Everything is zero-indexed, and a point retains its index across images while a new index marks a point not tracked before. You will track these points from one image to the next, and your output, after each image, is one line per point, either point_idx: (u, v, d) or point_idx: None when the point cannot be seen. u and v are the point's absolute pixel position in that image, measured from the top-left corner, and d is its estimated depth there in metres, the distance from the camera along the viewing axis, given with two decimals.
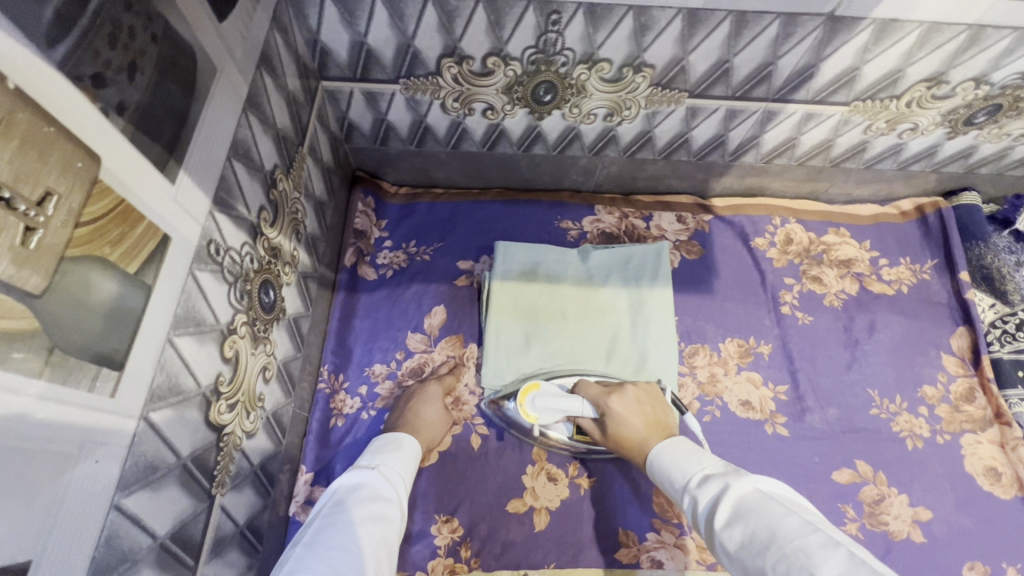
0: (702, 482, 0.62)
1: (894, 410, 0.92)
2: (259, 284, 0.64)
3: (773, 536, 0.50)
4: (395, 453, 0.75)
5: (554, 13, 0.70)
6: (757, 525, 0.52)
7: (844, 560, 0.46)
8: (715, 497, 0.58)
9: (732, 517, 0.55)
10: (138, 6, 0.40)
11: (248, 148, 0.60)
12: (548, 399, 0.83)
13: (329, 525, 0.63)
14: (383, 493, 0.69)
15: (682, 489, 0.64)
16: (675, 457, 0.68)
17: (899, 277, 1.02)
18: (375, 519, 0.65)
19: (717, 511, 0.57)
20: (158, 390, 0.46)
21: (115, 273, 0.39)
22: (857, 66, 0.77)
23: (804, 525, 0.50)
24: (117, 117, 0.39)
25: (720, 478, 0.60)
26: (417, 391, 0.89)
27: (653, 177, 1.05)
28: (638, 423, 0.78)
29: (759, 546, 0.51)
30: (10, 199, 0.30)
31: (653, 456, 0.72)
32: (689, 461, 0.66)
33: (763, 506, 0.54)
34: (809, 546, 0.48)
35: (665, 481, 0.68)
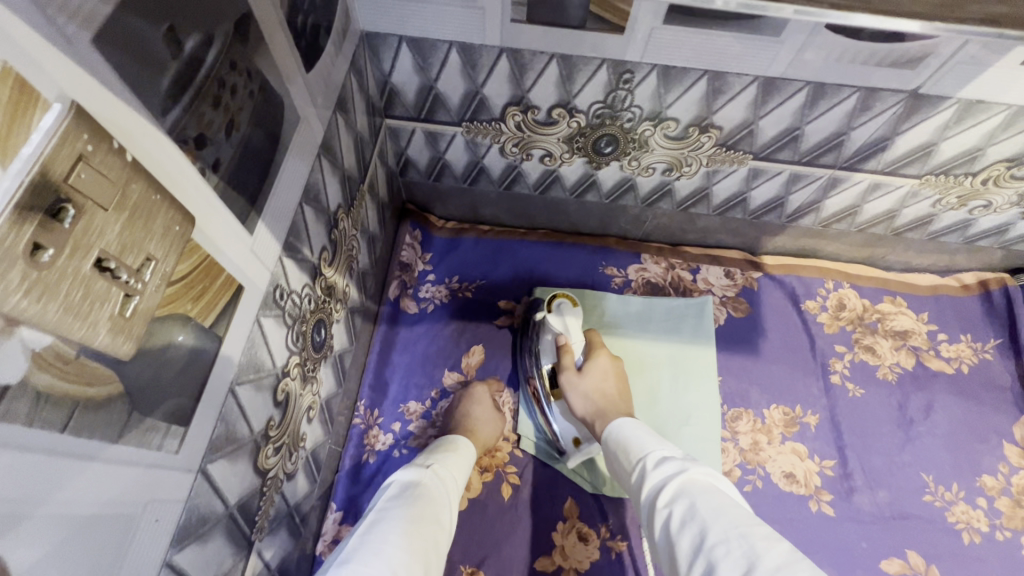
0: (656, 462, 0.61)
1: (949, 499, 0.88)
2: (314, 323, 0.64)
3: (716, 516, 0.51)
4: (449, 454, 0.74)
5: (627, 72, 0.69)
6: (702, 505, 0.53)
7: (786, 551, 0.47)
8: (668, 478, 0.58)
9: (680, 497, 0.55)
10: (240, 66, 0.41)
11: (317, 191, 0.60)
12: (573, 321, 0.87)
13: (376, 527, 0.60)
14: (437, 494, 0.67)
15: (636, 464, 0.64)
16: (636, 432, 0.68)
17: (958, 354, 0.98)
18: (427, 518, 0.62)
19: (667, 490, 0.57)
20: (217, 440, 0.45)
21: (194, 328, 0.39)
22: (934, 141, 0.75)
23: (748, 516, 0.52)
24: (212, 175, 0.39)
25: (678, 461, 0.60)
26: (464, 391, 0.91)
27: (704, 232, 1.03)
28: (606, 386, 0.81)
29: (698, 526, 0.52)
30: (115, 269, 0.30)
31: (614, 424, 0.72)
32: (650, 439, 0.65)
33: (711, 493, 0.54)
34: (752, 535, 0.49)
35: (620, 455, 0.68)
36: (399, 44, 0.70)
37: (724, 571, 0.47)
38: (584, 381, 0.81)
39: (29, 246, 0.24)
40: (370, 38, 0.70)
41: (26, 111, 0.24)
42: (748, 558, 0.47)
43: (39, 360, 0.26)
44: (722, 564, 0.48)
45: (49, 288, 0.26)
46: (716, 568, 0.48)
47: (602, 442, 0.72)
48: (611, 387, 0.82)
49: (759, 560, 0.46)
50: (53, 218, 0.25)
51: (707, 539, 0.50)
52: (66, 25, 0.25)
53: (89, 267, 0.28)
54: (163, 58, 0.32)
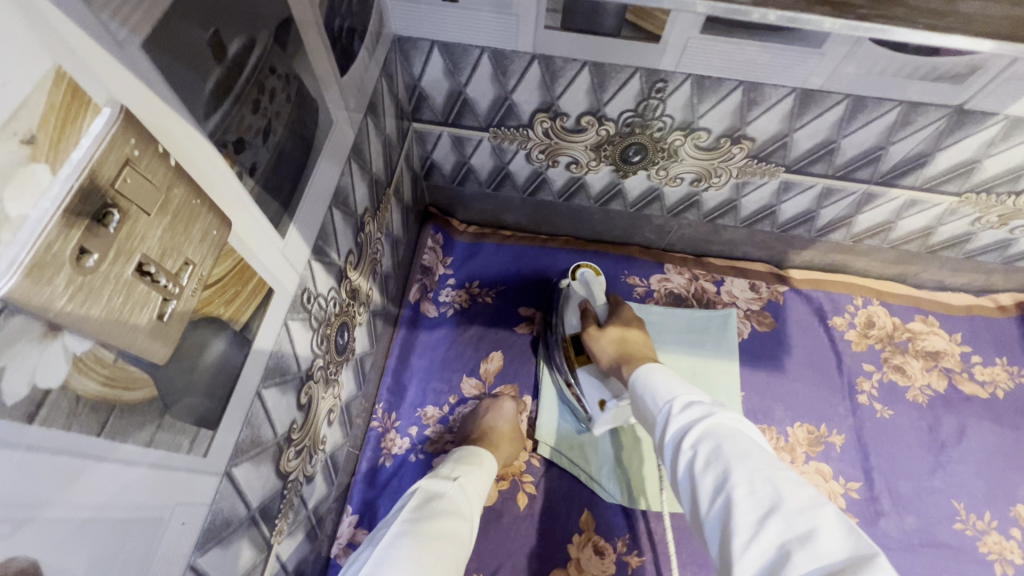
0: (684, 406, 0.59)
1: (981, 528, 0.84)
2: (338, 327, 0.64)
3: (741, 458, 0.48)
4: (476, 467, 0.75)
5: (661, 81, 0.68)
6: (727, 445, 0.50)
7: (812, 494, 0.44)
8: (694, 421, 0.56)
9: (704, 438, 0.53)
10: (278, 70, 0.41)
11: (346, 195, 0.60)
12: (596, 287, 0.88)
13: (398, 542, 0.59)
14: (460, 508, 0.67)
15: (663, 408, 0.61)
16: (664, 380, 0.65)
17: (993, 378, 0.95)
18: (450, 534, 0.63)
19: (692, 433, 0.54)
20: (242, 444, 0.45)
21: (226, 331, 0.39)
22: (977, 158, 0.72)
23: (774, 460, 0.48)
24: (249, 179, 0.39)
25: (706, 406, 0.57)
26: (496, 398, 0.90)
27: (730, 244, 1.01)
28: (628, 334, 0.80)
29: (720, 466, 0.49)
30: (155, 274, 0.29)
31: (640, 371, 0.70)
32: (679, 387, 0.63)
33: (738, 436, 0.51)
34: (777, 478, 0.46)
35: (647, 400, 0.65)
36: (430, 48, 0.70)
37: (742, 510, 0.45)
38: (604, 332, 0.81)
39: (74, 251, 0.24)
40: (402, 42, 0.70)
41: (76, 115, 0.24)
42: (770, 498, 0.44)
43: (79, 364, 0.26)
44: (741, 503, 0.46)
45: (92, 293, 0.26)
46: (733, 507, 0.46)
47: (632, 390, 0.70)
48: (633, 337, 0.81)
49: (781, 501, 0.44)
50: (98, 223, 0.25)
51: (727, 479, 0.48)
52: (117, 30, 0.25)
53: (131, 272, 0.28)
54: (208, 63, 0.32)
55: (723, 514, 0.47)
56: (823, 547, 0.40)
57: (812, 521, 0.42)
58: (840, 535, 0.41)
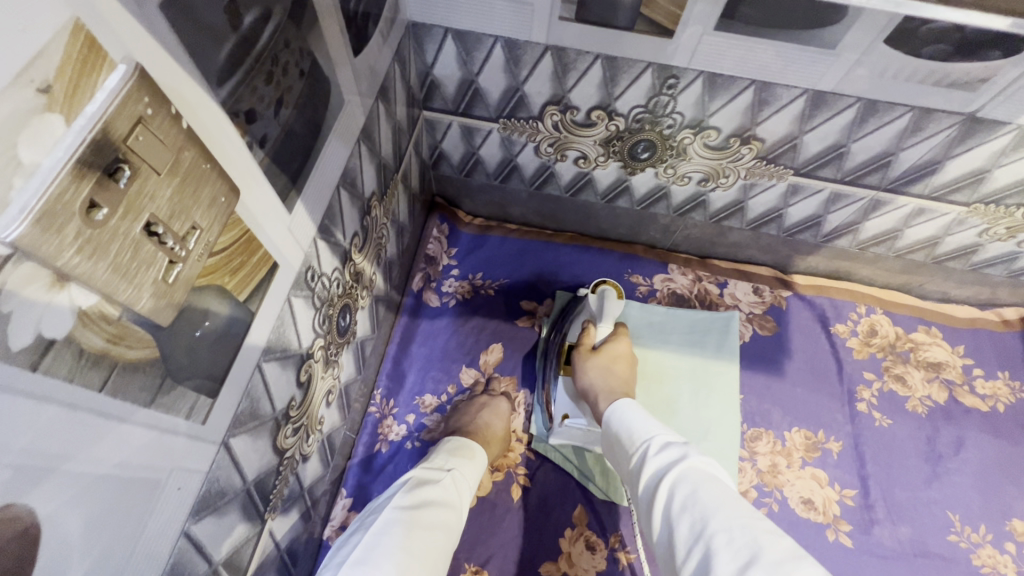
0: (659, 448, 0.59)
1: (976, 540, 0.84)
2: (340, 308, 0.64)
3: (719, 506, 0.49)
4: (469, 459, 0.75)
5: (673, 78, 0.68)
6: (704, 493, 0.51)
7: (788, 546, 0.45)
8: (671, 464, 0.56)
9: (682, 483, 0.53)
10: (293, 44, 0.41)
11: (354, 177, 0.61)
12: (607, 308, 0.88)
13: (391, 531, 0.60)
14: (450, 501, 0.68)
15: (639, 448, 0.61)
16: (639, 418, 0.66)
17: (995, 392, 0.95)
18: (438, 524, 0.64)
19: (668, 478, 0.55)
20: (241, 415, 0.45)
21: (229, 300, 0.39)
22: (987, 168, 0.72)
23: (748, 509, 0.50)
24: (259, 150, 0.39)
25: (682, 448, 0.58)
26: (486, 398, 0.90)
27: (735, 246, 1.01)
28: (615, 362, 0.80)
29: (699, 513, 0.49)
30: (162, 235, 0.30)
31: (615, 406, 0.70)
32: (654, 426, 0.63)
33: (715, 483, 0.52)
34: (755, 528, 0.47)
35: (622, 439, 0.65)
36: (444, 36, 0.70)
37: (721, 560, 0.45)
38: (595, 354, 0.81)
39: (84, 204, 0.24)
40: (416, 29, 0.70)
41: (93, 69, 0.24)
42: (750, 547, 0.45)
43: (85, 318, 0.26)
44: (721, 554, 0.46)
45: (101, 247, 0.26)
46: (712, 556, 0.46)
47: (606, 427, 0.70)
48: (620, 363, 0.81)
49: (762, 551, 0.44)
50: (108, 178, 0.25)
51: (708, 527, 0.48)
52: None
53: (139, 230, 0.28)
54: (223, 29, 0.32)
55: (702, 562, 0.47)
56: None
57: (794, 570, 0.42)
58: None
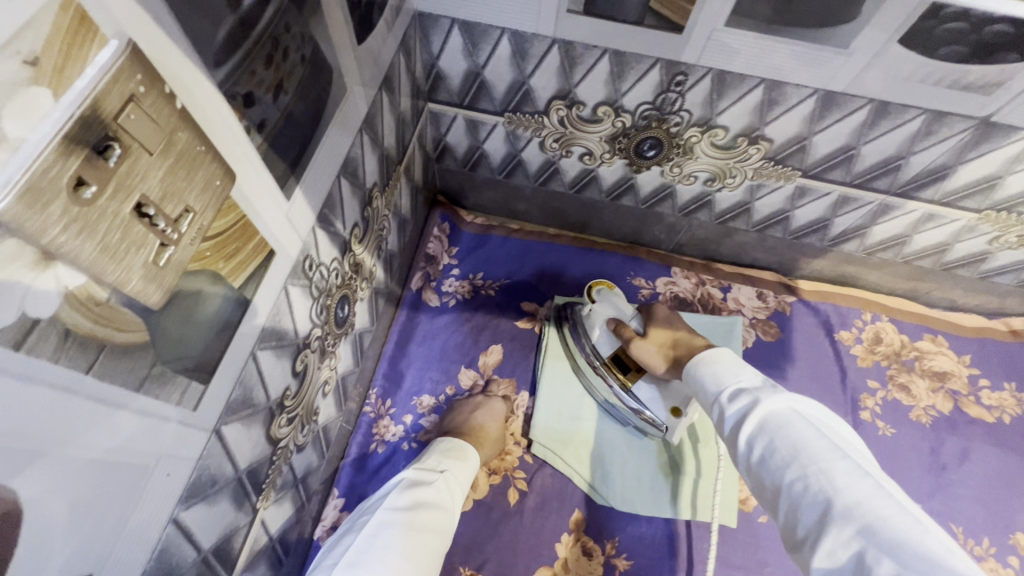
0: (732, 397, 0.57)
1: (978, 553, 0.83)
2: (338, 299, 0.64)
3: (796, 452, 0.47)
4: (462, 461, 0.75)
5: (681, 74, 0.67)
6: (782, 439, 0.49)
7: (869, 485, 0.42)
8: (745, 412, 0.54)
9: (760, 433, 0.51)
10: (294, 28, 0.40)
11: (355, 166, 0.60)
12: (618, 297, 0.87)
13: (384, 533, 0.60)
14: (441, 502, 0.68)
15: (712, 399, 0.60)
16: (714, 362, 0.63)
17: (1000, 403, 0.93)
18: (430, 525, 0.64)
19: (746, 425, 0.53)
20: (233, 403, 0.45)
21: (223, 287, 0.39)
22: (1000, 174, 0.71)
23: (829, 445, 0.46)
24: (257, 135, 0.39)
25: (753, 393, 0.55)
26: (483, 399, 0.89)
27: (739, 248, 1.00)
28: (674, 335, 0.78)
29: (778, 462, 0.48)
30: (154, 216, 0.29)
31: (688, 368, 0.66)
32: (729, 371, 0.60)
33: (793, 425, 0.49)
34: (831, 470, 0.44)
35: (699, 390, 0.63)
36: (450, 26, 0.69)
37: (804, 508, 0.44)
38: (648, 344, 0.78)
39: (73, 180, 0.24)
40: (423, 19, 0.69)
41: (83, 44, 0.24)
42: (826, 495, 0.43)
43: (72, 299, 0.26)
44: (802, 502, 0.45)
45: (89, 226, 0.25)
46: (797, 504, 0.45)
47: (684, 379, 0.68)
48: (677, 334, 0.78)
49: (837, 497, 0.42)
50: (98, 155, 0.25)
51: (788, 476, 0.47)
52: None
53: (129, 211, 0.28)
54: (221, 11, 0.32)
55: (788, 510, 0.46)
56: (890, 537, 0.38)
57: (872, 514, 0.40)
58: (897, 526, 0.39)
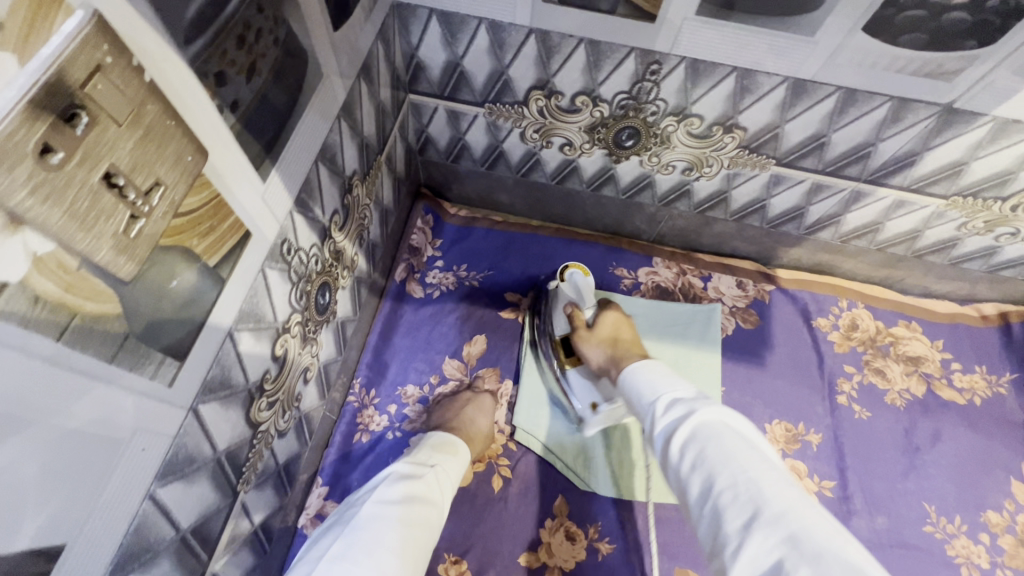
0: (666, 407, 0.59)
1: (951, 531, 0.85)
2: (319, 286, 0.64)
3: (725, 463, 0.49)
4: (453, 456, 0.75)
5: (655, 63, 0.69)
6: (711, 449, 0.51)
7: (795, 497, 0.45)
8: (677, 421, 0.56)
9: (690, 442, 0.53)
10: (267, 10, 0.41)
11: (334, 153, 0.61)
12: (586, 286, 0.89)
13: (370, 526, 0.61)
14: (430, 496, 0.68)
15: (647, 406, 0.61)
16: (648, 373, 0.65)
17: (972, 386, 0.96)
18: (418, 519, 0.64)
19: (676, 436, 0.54)
20: (211, 383, 0.45)
21: (197, 264, 0.39)
22: (965, 160, 0.73)
23: (759, 459, 0.49)
24: (230, 115, 0.39)
25: (687, 402, 0.57)
26: (471, 396, 0.89)
27: (719, 237, 1.02)
28: (618, 333, 0.83)
29: (707, 471, 0.50)
30: (123, 187, 0.30)
31: (628, 370, 0.68)
32: (663, 382, 0.62)
33: (724, 435, 0.51)
34: (760, 480, 0.47)
35: (633, 398, 0.65)
36: (429, 17, 0.70)
37: (729, 516, 0.46)
38: (594, 335, 0.83)
39: (38, 146, 0.25)
40: (401, 9, 0.70)
41: (49, 13, 0.24)
42: (755, 503, 0.45)
43: (41, 265, 0.27)
44: (728, 510, 0.46)
45: (57, 192, 0.26)
46: (721, 514, 0.47)
47: (620, 387, 0.69)
48: (622, 336, 0.83)
49: (767, 506, 0.44)
50: (64, 122, 0.26)
51: (716, 487, 0.48)
52: None
53: (97, 179, 0.28)
54: None
55: (713, 520, 0.47)
56: (813, 548, 0.40)
57: (798, 524, 0.42)
58: (817, 537, 0.41)
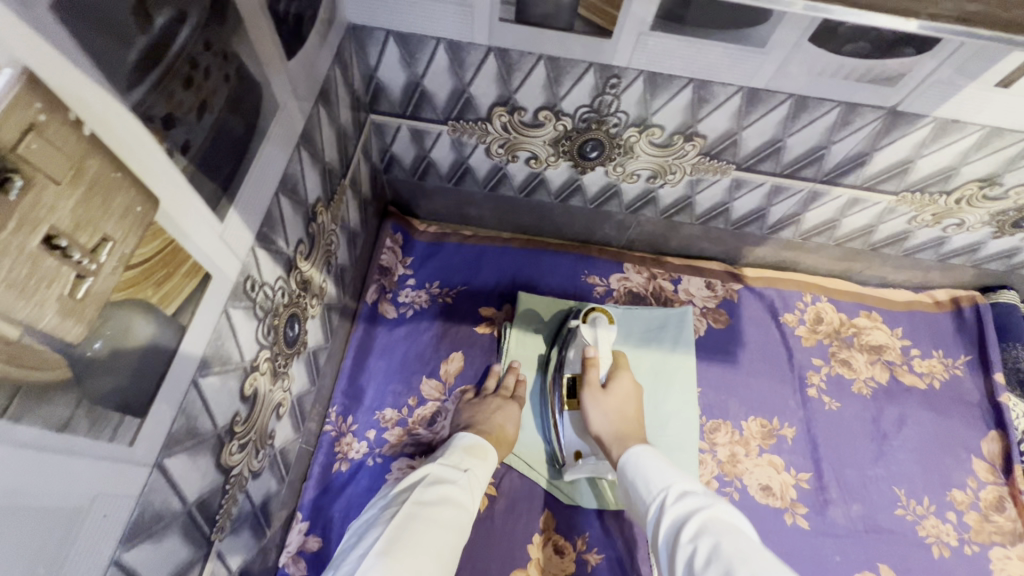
0: (677, 497, 0.63)
1: (921, 512, 0.89)
2: (287, 318, 0.63)
3: (740, 553, 0.51)
4: (482, 461, 0.75)
5: (614, 77, 0.69)
6: (723, 537, 0.53)
7: None
8: (691, 512, 0.59)
9: (702, 532, 0.56)
10: (215, 46, 0.40)
11: (295, 183, 0.59)
12: (605, 337, 0.85)
13: (412, 524, 0.61)
14: (461, 501, 0.68)
15: (656, 496, 0.65)
16: (657, 464, 0.70)
17: (931, 370, 1.00)
18: (449, 523, 0.64)
19: (689, 523, 0.58)
20: (176, 435, 0.44)
21: (154, 314, 0.37)
22: (911, 159, 0.76)
23: (775, 559, 0.51)
24: (181, 157, 0.38)
25: (698, 496, 0.62)
26: (499, 399, 0.88)
27: (686, 241, 1.04)
28: (626, 405, 0.81)
29: (720, 560, 0.51)
30: (66, 248, 0.28)
31: (633, 453, 0.73)
32: (673, 474, 0.67)
33: (734, 530, 0.55)
34: (777, 574, 0.48)
35: (638, 489, 0.69)
36: (386, 38, 0.69)
37: None
38: (608, 396, 0.81)
39: None
40: (357, 31, 0.69)
41: None
42: None
43: None
44: None
45: None
46: None
47: (623, 476, 0.73)
48: (630, 412, 0.81)
49: None
50: None
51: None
52: None
53: (37, 243, 0.27)
54: (131, 31, 0.31)
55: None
56: None
57: None
58: None
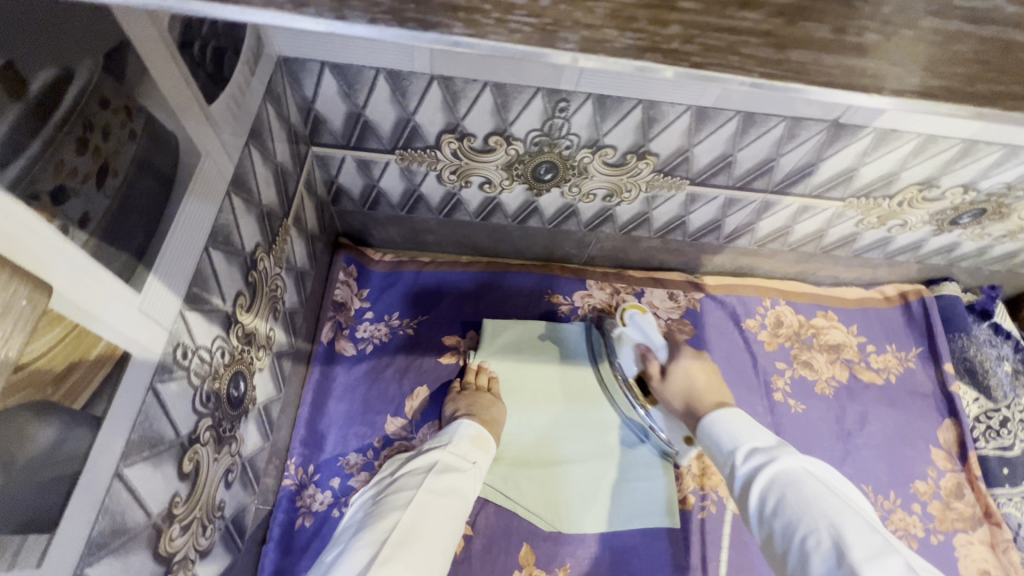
0: (747, 454, 0.60)
1: (888, 507, 0.91)
2: (229, 377, 0.58)
3: (807, 508, 0.51)
4: (485, 452, 0.76)
5: (563, 101, 0.68)
6: (792, 497, 0.53)
7: (878, 545, 0.47)
8: (758, 468, 0.58)
9: (773, 491, 0.55)
10: (116, 100, 0.36)
11: (228, 233, 0.54)
12: (650, 326, 0.83)
13: (425, 514, 0.63)
14: (466, 491, 0.69)
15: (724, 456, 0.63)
16: (722, 422, 0.66)
17: (886, 365, 1.03)
18: (452, 509, 0.66)
19: (758, 482, 0.57)
20: (101, 536, 0.39)
21: (56, 415, 0.33)
22: (855, 167, 0.78)
23: (845, 508, 0.51)
24: (79, 232, 0.33)
25: (768, 451, 0.59)
26: (488, 396, 0.85)
27: (647, 254, 1.03)
28: (691, 380, 0.77)
29: (789, 518, 0.52)
30: None
31: (705, 418, 0.69)
32: (739, 429, 0.64)
33: (806, 483, 0.54)
34: (844, 527, 0.49)
35: (709, 446, 0.66)
36: (321, 69, 0.65)
37: (813, 560, 0.48)
38: (667, 383, 0.78)
39: None
40: (289, 63, 0.65)
41: None
42: (840, 548, 0.47)
43: None
44: (814, 556, 0.48)
45: None
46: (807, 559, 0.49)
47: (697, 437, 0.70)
48: (699, 380, 0.77)
49: (852, 552, 0.46)
50: None
51: (799, 530, 0.50)
52: None
53: None
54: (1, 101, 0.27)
55: (799, 564, 0.49)
56: None
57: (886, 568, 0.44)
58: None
